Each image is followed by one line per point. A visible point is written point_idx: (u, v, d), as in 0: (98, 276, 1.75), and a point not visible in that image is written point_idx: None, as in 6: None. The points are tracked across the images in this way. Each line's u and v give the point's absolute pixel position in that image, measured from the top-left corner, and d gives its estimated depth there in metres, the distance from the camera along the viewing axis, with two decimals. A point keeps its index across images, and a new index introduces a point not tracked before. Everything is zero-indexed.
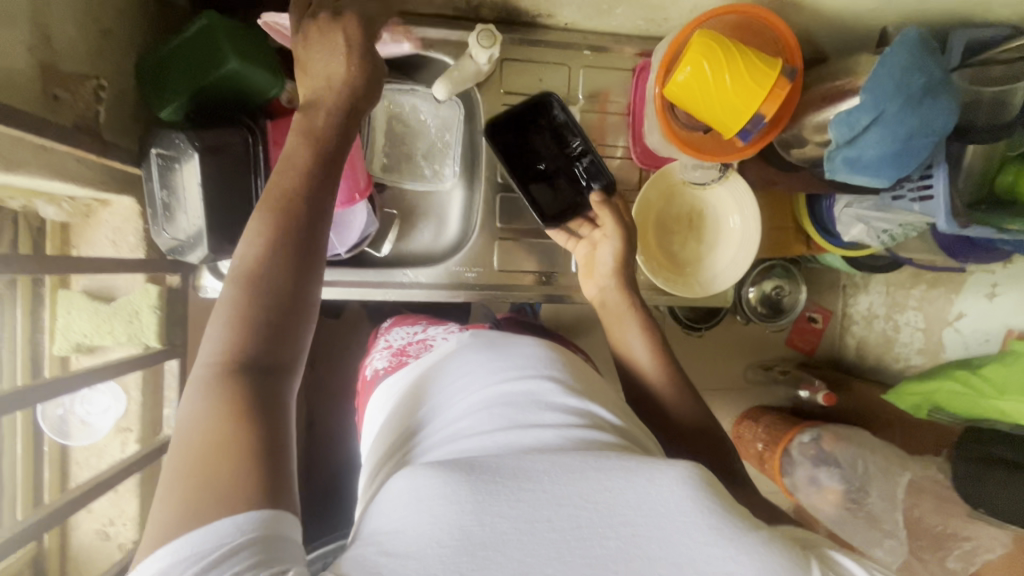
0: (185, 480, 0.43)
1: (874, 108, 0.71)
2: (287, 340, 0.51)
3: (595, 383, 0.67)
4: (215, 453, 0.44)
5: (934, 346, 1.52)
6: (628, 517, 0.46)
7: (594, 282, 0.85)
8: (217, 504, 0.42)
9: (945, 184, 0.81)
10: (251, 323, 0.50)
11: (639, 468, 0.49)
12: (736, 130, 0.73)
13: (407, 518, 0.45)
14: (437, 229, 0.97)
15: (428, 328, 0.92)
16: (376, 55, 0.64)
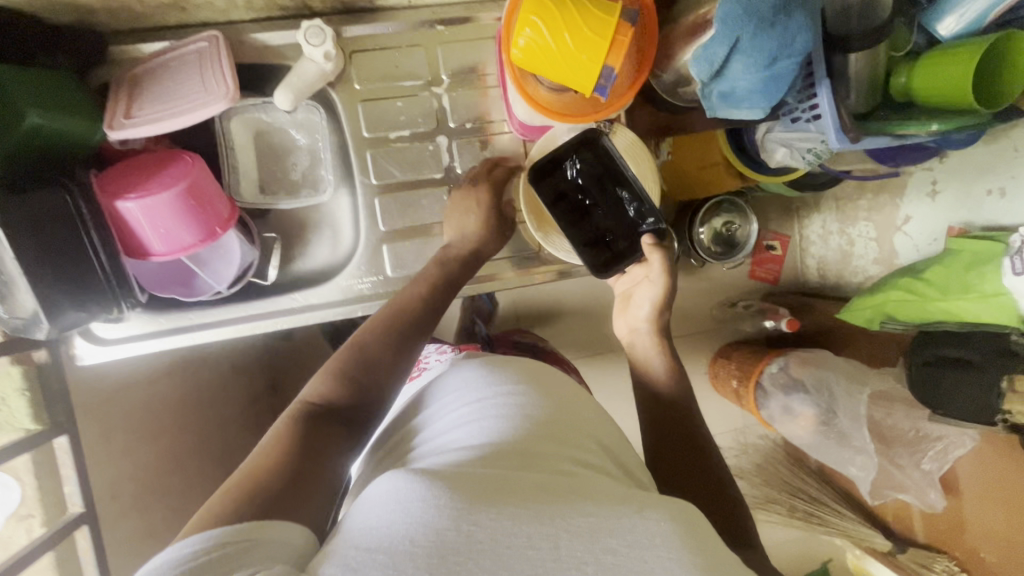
0: (240, 479, 0.53)
1: (728, 37, 0.66)
2: (366, 400, 0.66)
3: (589, 406, 0.67)
4: (272, 464, 0.55)
5: (887, 253, 1.52)
6: (608, 545, 0.43)
7: (626, 320, 0.85)
8: (245, 513, 0.49)
9: (830, 100, 0.75)
10: (336, 386, 0.65)
11: (627, 508, 0.46)
12: (591, 88, 0.68)
13: (385, 521, 0.44)
14: (331, 241, 0.90)
15: (419, 351, 0.98)
16: (499, 200, 0.86)
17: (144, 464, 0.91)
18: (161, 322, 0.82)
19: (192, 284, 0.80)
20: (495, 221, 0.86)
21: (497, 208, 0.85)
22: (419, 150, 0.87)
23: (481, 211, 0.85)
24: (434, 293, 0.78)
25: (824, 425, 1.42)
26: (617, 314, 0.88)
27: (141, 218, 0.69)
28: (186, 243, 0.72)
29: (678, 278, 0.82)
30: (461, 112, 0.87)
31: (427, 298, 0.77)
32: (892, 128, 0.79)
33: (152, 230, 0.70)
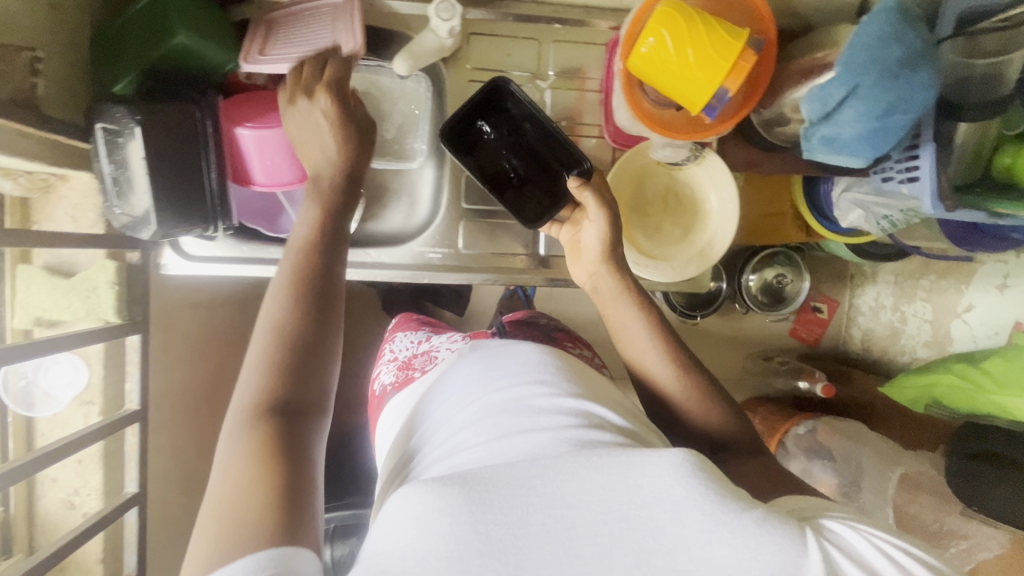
0: (217, 519, 0.47)
1: (848, 82, 0.67)
2: (314, 384, 0.57)
3: (594, 383, 0.65)
4: (247, 492, 0.48)
5: (941, 338, 1.47)
6: (620, 512, 0.45)
7: (582, 267, 0.79)
8: (238, 545, 0.45)
9: (932, 162, 0.76)
10: (270, 382, 0.55)
11: (631, 460, 0.47)
12: (701, 106, 0.70)
13: (404, 533, 0.45)
14: (408, 211, 0.97)
15: (431, 338, 0.98)
16: (359, 114, 0.71)
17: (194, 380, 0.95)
18: (241, 249, 0.82)
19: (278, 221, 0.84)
20: (351, 129, 0.69)
21: (353, 114, 0.69)
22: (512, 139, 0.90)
23: (327, 87, 0.70)
24: (327, 204, 0.67)
25: (845, 496, 1.38)
26: (572, 264, 0.82)
27: (255, 147, 0.73)
28: (286, 181, 0.76)
29: (619, 209, 0.76)
30: (559, 110, 0.90)
31: (321, 229, 0.65)
32: (989, 200, 0.78)
33: (261, 161, 0.74)
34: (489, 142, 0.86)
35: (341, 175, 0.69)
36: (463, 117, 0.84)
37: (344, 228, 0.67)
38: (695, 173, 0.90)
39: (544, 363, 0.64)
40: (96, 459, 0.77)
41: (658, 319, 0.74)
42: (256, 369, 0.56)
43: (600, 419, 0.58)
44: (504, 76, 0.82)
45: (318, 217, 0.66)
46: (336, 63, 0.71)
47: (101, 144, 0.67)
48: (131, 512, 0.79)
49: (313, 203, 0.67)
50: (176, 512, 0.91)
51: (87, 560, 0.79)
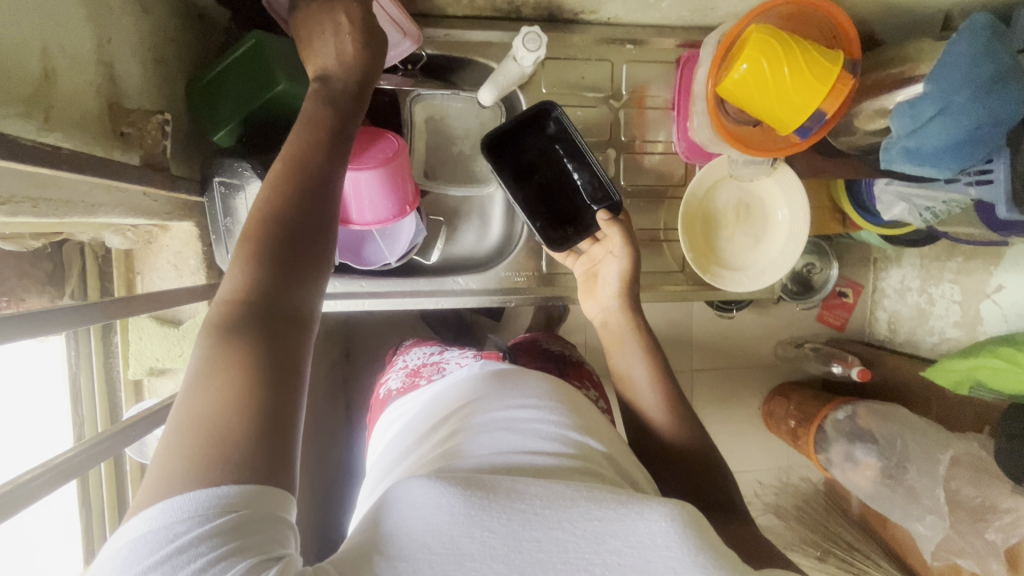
0: (185, 437, 0.41)
1: (941, 100, 0.69)
2: (303, 290, 0.50)
3: (596, 421, 0.68)
4: (219, 405, 0.42)
5: (970, 317, 1.49)
6: (612, 546, 0.46)
7: (596, 303, 0.85)
8: (203, 475, 0.39)
9: (1006, 168, 0.79)
10: (254, 270, 0.48)
11: (628, 505, 0.49)
12: (794, 127, 0.72)
13: (399, 519, 0.47)
14: (479, 233, 0.99)
15: (443, 349, 0.96)
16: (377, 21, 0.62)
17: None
18: (336, 285, 0.86)
19: (367, 255, 0.86)
20: (367, 35, 0.60)
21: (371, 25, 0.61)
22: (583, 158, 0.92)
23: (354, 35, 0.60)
24: (334, 99, 0.58)
25: (890, 478, 1.47)
26: (584, 296, 0.87)
27: (351, 189, 0.75)
28: (380, 218, 0.78)
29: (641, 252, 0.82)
30: (630, 127, 0.91)
31: (330, 109, 0.57)
32: None
33: (356, 201, 0.76)
34: (524, 158, 0.89)
35: (352, 82, 0.60)
36: (502, 134, 0.86)
37: (351, 123, 0.59)
38: (767, 185, 0.92)
39: (554, 392, 0.68)
40: None
41: (659, 361, 0.78)
42: (242, 251, 0.48)
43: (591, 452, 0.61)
44: (550, 101, 0.84)
45: (323, 113, 0.57)
46: (346, 0, 0.60)
47: (217, 197, 0.68)
48: None
49: (318, 95, 0.58)
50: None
51: None
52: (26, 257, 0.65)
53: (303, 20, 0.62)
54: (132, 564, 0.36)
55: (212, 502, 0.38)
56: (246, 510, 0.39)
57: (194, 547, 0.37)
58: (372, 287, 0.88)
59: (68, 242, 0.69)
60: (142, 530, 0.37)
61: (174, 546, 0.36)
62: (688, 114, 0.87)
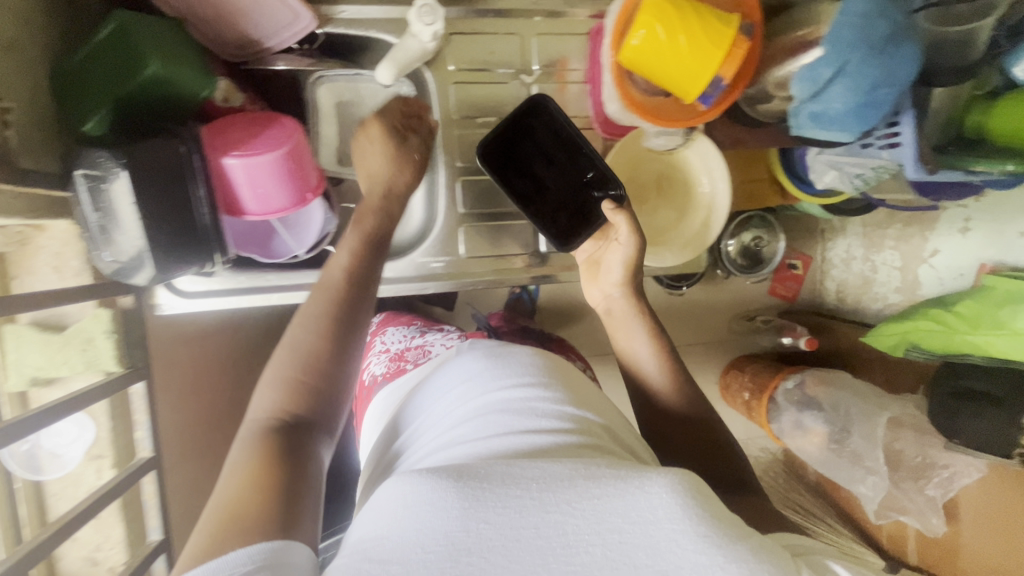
0: (217, 511, 0.48)
1: (838, 59, 0.68)
2: (333, 409, 0.60)
3: (597, 403, 0.67)
4: (249, 490, 0.49)
5: (910, 283, 1.57)
6: (614, 524, 0.44)
7: (599, 288, 0.81)
8: (233, 536, 0.45)
9: (912, 131, 0.78)
10: (278, 395, 0.58)
11: (627, 480, 0.46)
12: (696, 94, 0.70)
13: (394, 520, 0.46)
14: (400, 222, 0.91)
15: (425, 333, 1.00)
16: (411, 146, 0.78)
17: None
18: (239, 280, 0.80)
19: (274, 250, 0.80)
20: (409, 164, 0.77)
21: (409, 145, 0.77)
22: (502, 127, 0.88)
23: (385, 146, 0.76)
24: (358, 251, 0.68)
25: (835, 443, 1.47)
26: (589, 281, 0.83)
27: (245, 176, 0.70)
28: (280, 207, 0.74)
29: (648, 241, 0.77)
30: (546, 103, 0.89)
31: (360, 251, 0.68)
32: (964, 161, 0.82)
33: (252, 190, 0.71)
34: (518, 152, 0.84)
35: (371, 236, 0.70)
36: (498, 133, 0.82)
37: (376, 265, 0.69)
38: (686, 156, 0.89)
39: (544, 369, 0.68)
40: (115, 512, 0.75)
41: (664, 342, 0.76)
42: (281, 380, 0.59)
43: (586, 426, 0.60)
44: (541, 96, 0.81)
45: (356, 246, 0.69)
46: (381, 120, 0.77)
47: (82, 191, 0.62)
48: (158, 560, 0.78)
49: (358, 234, 0.70)
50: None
51: None
52: None
53: (358, 139, 0.77)
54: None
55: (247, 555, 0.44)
56: (271, 560, 0.44)
57: None
58: (282, 282, 0.82)
59: None
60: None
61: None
62: (600, 87, 0.85)
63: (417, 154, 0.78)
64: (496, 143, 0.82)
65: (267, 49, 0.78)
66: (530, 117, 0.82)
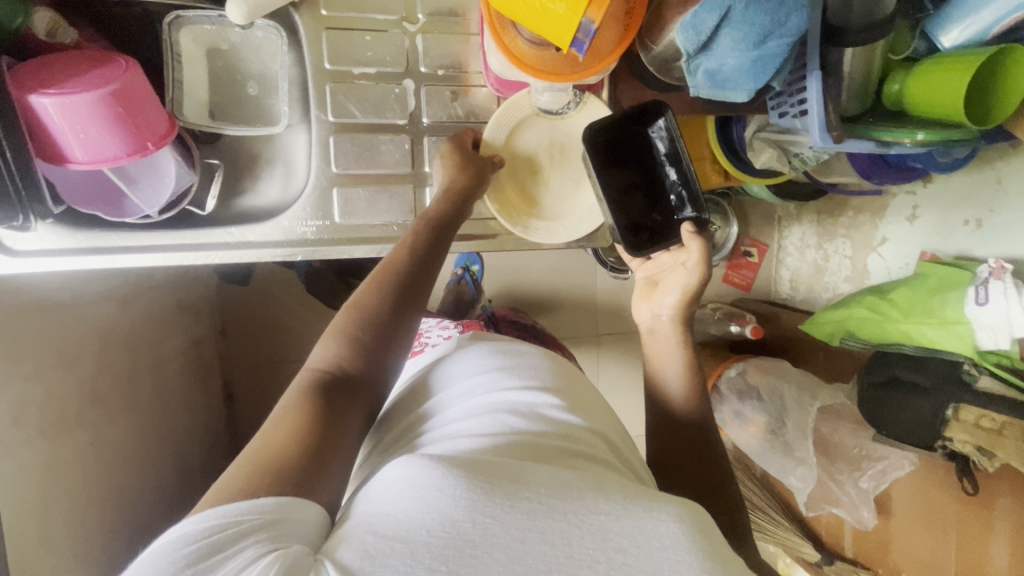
0: (256, 453, 0.51)
1: (720, 5, 0.61)
2: (379, 372, 0.63)
3: (596, 413, 0.64)
4: (284, 439, 0.53)
5: (859, 272, 1.52)
6: (622, 544, 0.40)
7: (646, 306, 0.76)
8: (255, 488, 0.47)
9: (819, 94, 0.72)
10: (349, 349, 0.62)
11: (640, 500, 0.43)
12: (569, 42, 0.63)
13: (398, 501, 0.42)
14: (284, 181, 0.85)
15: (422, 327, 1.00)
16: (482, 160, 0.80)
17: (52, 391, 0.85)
18: (79, 239, 0.73)
19: (120, 208, 0.73)
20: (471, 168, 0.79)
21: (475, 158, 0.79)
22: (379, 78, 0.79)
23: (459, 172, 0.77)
24: (439, 220, 0.74)
25: (772, 433, 1.40)
26: (637, 299, 0.78)
27: (61, 117, 0.62)
28: (110, 155, 0.66)
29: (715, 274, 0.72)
30: (434, 56, 0.81)
31: (425, 229, 0.73)
32: (876, 131, 0.76)
33: (71, 133, 0.63)
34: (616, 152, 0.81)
35: (433, 224, 0.74)
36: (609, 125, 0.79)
37: (445, 242, 0.74)
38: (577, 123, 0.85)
39: (548, 369, 0.66)
40: None
41: (700, 378, 0.71)
42: (342, 331, 0.63)
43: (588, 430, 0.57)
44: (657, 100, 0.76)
45: (425, 227, 0.73)
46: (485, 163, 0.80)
47: None
48: None
49: (418, 231, 0.72)
50: (53, 534, 0.83)
51: None
52: None
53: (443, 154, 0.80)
54: (179, 544, 0.41)
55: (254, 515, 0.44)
56: (279, 516, 0.45)
57: (246, 534, 0.43)
58: (130, 242, 0.75)
59: None
60: (188, 523, 0.43)
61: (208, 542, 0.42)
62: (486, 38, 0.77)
63: (479, 166, 0.79)
64: (614, 130, 0.80)
65: None
66: (641, 118, 0.78)
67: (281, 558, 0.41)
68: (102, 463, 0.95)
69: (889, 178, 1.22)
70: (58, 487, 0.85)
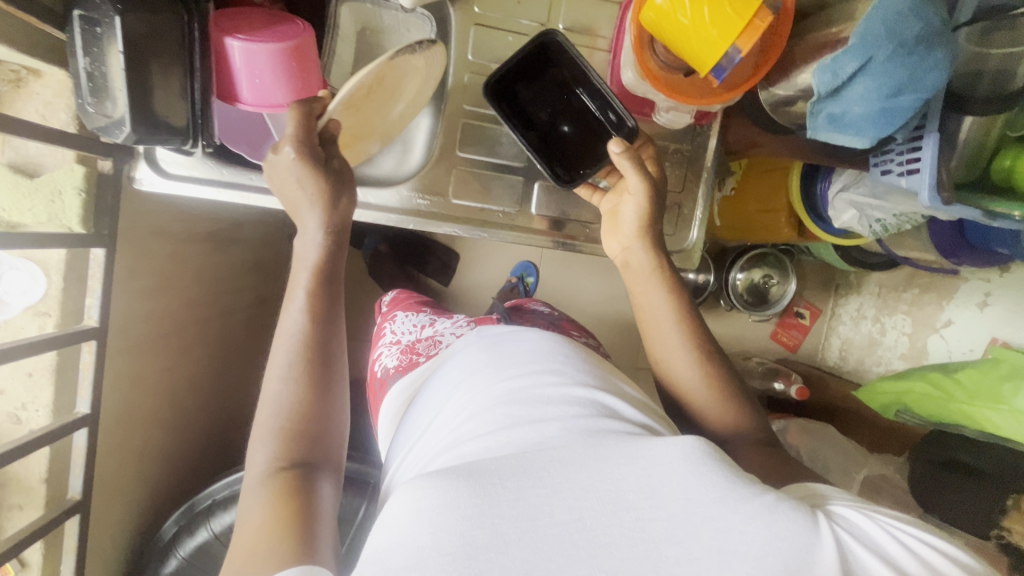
0: (247, 551, 0.53)
1: (863, 53, 0.64)
2: (326, 443, 0.64)
3: (608, 375, 0.66)
4: (268, 530, 0.54)
5: (917, 351, 1.47)
6: (630, 502, 0.47)
7: (616, 240, 0.81)
8: (269, 564, 0.50)
9: (933, 154, 0.75)
10: (291, 444, 0.62)
11: (638, 455, 0.50)
12: (711, 66, 0.68)
13: (410, 527, 0.46)
14: (400, 159, 0.89)
15: (435, 321, 0.94)
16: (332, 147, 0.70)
17: (154, 310, 0.92)
18: (221, 172, 0.78)
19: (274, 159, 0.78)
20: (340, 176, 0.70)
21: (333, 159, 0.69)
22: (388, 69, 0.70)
23: (312, 172, 0.67)
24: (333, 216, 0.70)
25: None
26: (607, 235, 0.83)
27: (244, 62, 0.69)
28: (275, 102, 0.72)
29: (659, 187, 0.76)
30: None
31: (325, 259, 0.70)
32: (983, 201, 0.78)
33: (248, 78, 0.70)
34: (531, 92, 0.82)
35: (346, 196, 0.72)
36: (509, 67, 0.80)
37: (339, 262, 0.72)
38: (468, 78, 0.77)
39: (556, 355, 0.65)
40: (48, 373, 0.74)
41: (685, 303, 0.76)
42: (277, 430, 0.63)
43: (613, 410, 0.59)
44: (556, 31, 0.77)
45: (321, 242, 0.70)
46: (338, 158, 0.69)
47: (78, 33, 0.61)
48: (79, 432, 0.76)
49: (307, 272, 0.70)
50: (124, 443, 0.88)
51: (30, 478, 0.75)
52: None
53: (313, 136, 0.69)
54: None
55: None
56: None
57: None
58: (261, 184, 0.79)
59: None
60: None
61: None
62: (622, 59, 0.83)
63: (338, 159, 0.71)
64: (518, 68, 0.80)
65: None
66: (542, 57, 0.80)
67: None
68: (174, 389, 1.00)
69: (966, 259, 1.23)
70: (139, 399, 0.90)
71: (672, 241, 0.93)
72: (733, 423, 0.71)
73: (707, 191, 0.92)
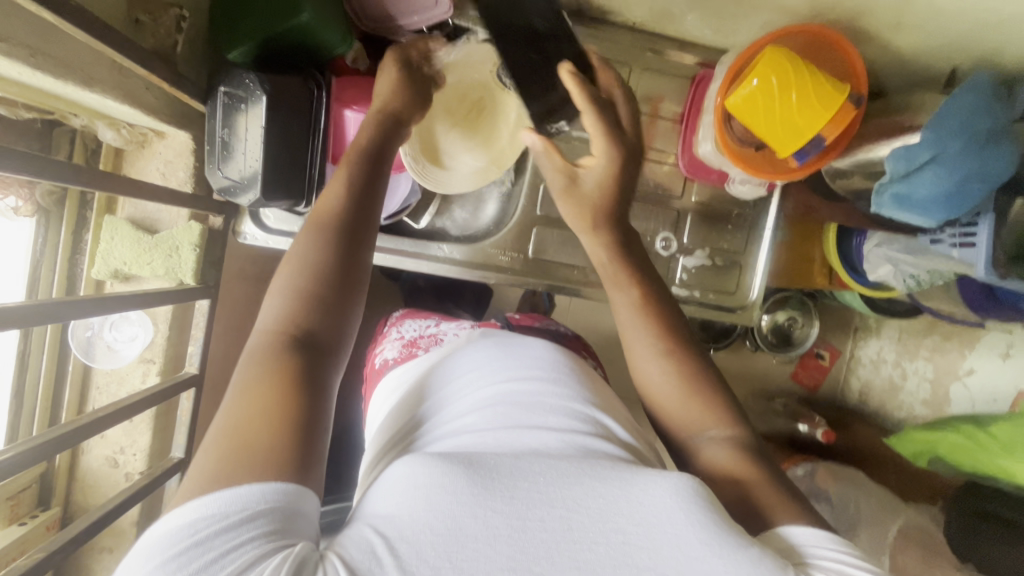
0: (225, 435, 0.43)
1: (935, 145, 0.71)
2: (342, 322, 0.53)
3: (612, 401, 0.63)
4: (258, 417, 0.44)
5: (940, 398, 1.38)
6: (618, 525, 0.42)
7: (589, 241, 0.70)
8: (246, 465, 0.41)
9: (989, 233, 0.80)
10: (305, 311, 0.51)
11: (633, 480, 0.44)
12: (794, 149, 0.73)
13: (404, 503, 0.42)
14: (474, 212, 0.95)
15: (442, 322, 0.84)
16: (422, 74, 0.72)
17: (224, 353, 0.92)
18: None
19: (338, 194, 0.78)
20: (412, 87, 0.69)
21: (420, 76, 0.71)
22: (485, 95, 0.84)
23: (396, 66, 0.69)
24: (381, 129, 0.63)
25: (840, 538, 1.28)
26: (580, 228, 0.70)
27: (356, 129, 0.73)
28: None
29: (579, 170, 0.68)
30: None
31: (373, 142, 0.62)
32: None
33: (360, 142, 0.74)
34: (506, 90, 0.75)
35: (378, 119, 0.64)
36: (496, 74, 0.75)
37: (387, 154, 0.63)
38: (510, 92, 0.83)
39: (559, 367, 0.61)
40: (149, 419, 0.76)
41: (656, 299, 0.65)
42: (292, 291, 0.52)
43: (610, 431, 0.55)
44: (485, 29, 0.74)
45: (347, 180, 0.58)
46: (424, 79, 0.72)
47: (220, 106, 0.68)
48: (172, 478, 0.77)
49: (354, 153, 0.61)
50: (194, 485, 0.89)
51: (122, 522, 0.77)
52: (16, 128, 0.64)
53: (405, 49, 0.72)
54: (154, 553, 0.36)
55: (258, 496, 0.39)
56: (282, 499, 0.40)
57: (249, 521, 0.38)
58: None
59: (61, 126, 0.69)
60: (177, 521, 0.38)
61: (196, 539, 0.37)
62: (695, 128, 0.88)
63: (422, 82, 0.72)
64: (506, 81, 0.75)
65: (401, 27, 0.80)
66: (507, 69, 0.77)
67: (288, 557, 0.37)
68: None
69: (995, 315, 1.13)
70: None
71: (735, 297, 0.98)
72: (695, 425, 0.58)
73: (767, 252, 0.97)
